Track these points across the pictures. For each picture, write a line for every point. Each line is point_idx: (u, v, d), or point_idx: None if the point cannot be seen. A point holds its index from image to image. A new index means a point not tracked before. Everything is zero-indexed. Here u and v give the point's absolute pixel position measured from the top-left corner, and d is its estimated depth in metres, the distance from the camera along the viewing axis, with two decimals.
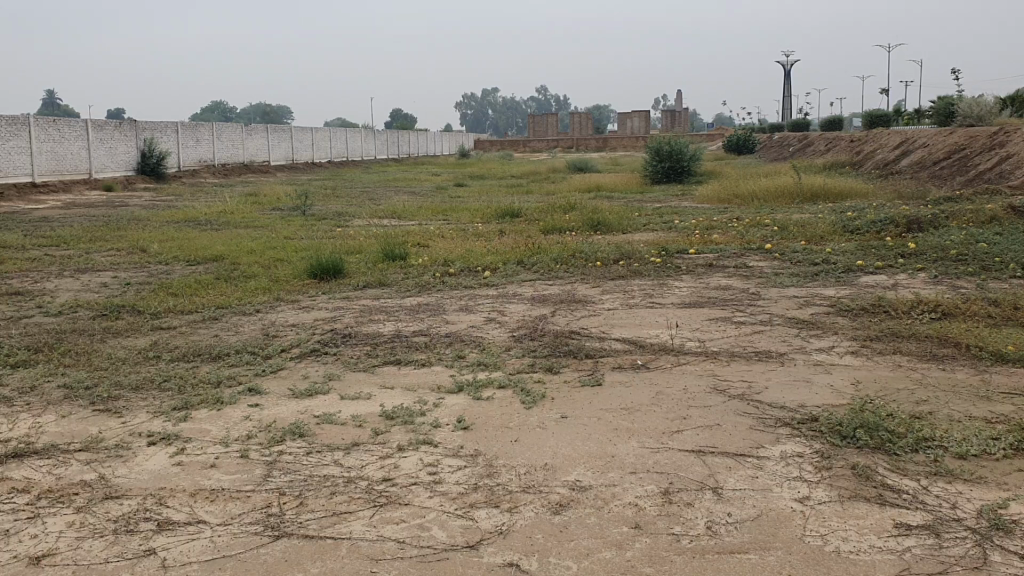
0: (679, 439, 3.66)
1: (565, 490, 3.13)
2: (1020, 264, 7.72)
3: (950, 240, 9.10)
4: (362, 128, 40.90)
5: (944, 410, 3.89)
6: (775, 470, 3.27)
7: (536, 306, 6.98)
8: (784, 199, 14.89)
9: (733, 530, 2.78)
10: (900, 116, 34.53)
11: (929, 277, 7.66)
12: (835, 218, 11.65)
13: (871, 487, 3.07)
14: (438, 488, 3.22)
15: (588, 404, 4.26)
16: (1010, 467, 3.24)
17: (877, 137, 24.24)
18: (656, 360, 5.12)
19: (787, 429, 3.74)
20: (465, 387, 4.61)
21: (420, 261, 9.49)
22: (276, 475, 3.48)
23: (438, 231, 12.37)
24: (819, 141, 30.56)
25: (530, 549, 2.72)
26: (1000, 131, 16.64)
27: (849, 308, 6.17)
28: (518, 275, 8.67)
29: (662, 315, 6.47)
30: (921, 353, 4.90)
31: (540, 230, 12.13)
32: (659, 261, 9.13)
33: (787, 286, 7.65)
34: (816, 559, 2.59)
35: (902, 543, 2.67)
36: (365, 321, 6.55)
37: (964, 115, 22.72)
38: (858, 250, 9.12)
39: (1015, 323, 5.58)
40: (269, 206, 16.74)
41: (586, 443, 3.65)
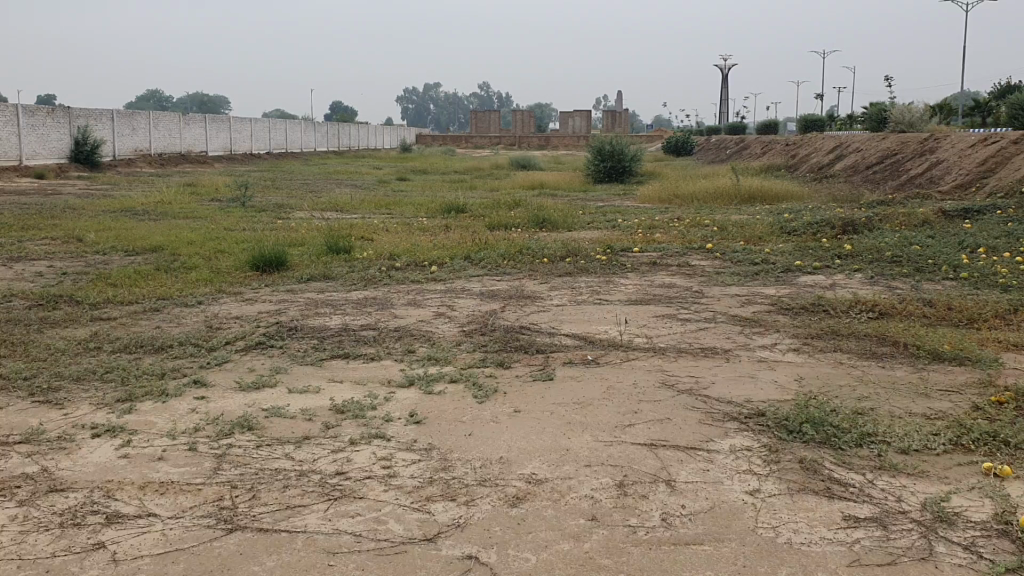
0: (632, 433, 3.71)
1: (521, 483, 3.14)
2: (952, 266, 7.96)
3: (884, 242, 9.35)
4: (302, 120, 40.47)
5: (885, 407, 4.00)
6: (725, 463, 3.33)
7: (485, 301, 6.99)
8: (723, 199, 15.15)
9: (687, 522, 2.83)
10: (834, 120, 35.34)
11: (865, 277, 7.86)
12: (774, 219, 11.87)
13: (819, 480, 3.14)
14: (393, 482, 3.21)
15: (540, 398, 4.29)
16: (950, 461, 3.34)
17: (813, 141, 24.78)
18: (606, 355, 5.17)
19: (735, 424, 3.80)
20: (416, 381, 4.61)
21: (364, 255, 9.43)
22: (226, 468, 3.43)
23: (381, 224, 12.29)
24: (756, 144, 31.14)
25: (489, 541, 2.73)
26: (932, 139, 17.17)
27: (791, 308, 6.30)
28: (464, 270, 8.68)
29: (610, 311, 6.53)
30: (861, 351, 5.02)
31: (485, 226, 12.15)
32: (604, 258, 9.21)
33: (729, 284, 7.77)
34: (770, 551, 2.64)
35: (852, 535, 2.73)
36: (311, 314, 6.49)
37: (895, 121, 23.34)
38: (796, 251, 9.32)
39: (949, 323, 5.75)
40: (207, 197, 16.46)
41: (540, 437, 3.66)
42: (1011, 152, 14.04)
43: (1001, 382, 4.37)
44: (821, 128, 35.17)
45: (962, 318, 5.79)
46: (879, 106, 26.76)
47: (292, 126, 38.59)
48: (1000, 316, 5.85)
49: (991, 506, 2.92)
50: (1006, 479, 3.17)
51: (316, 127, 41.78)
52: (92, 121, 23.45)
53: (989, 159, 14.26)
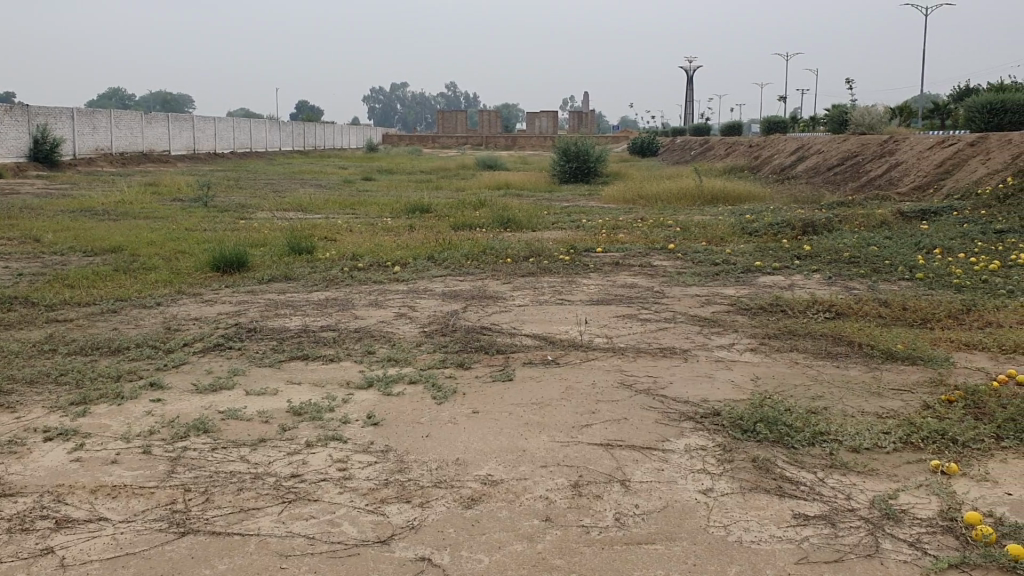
0: (589, 433, 3.73)
1: (476, 484, 3.15)
2: (908, 267, 8.09)
3: (843, 242, 9.48)
4: (267, 120, 40.21)
5: (838, 406, 4.05)
6: (679, 462, 3.36)
7: (448, 301, 6.99)
8: (686, 199, 15.28)
9: (640, 521, 2.85)
10: (797, 122, 35.78)
11: (823, 277, 7.96)
12: (736, 220, 11.99)
13: (770, 479, 3.18)
14: (348, 484, 3.20)
15: (500, 399, 4.29)
16: (900, 460, 3.40)
17: (775, 142, 25.03)
18: (566, 355, 5.19)
19: (691, 423, 3.85)
20: (375, 382, 4.59)
21: (326, 255, 9.40)
22: (181, 471, 3.40)
23: (345, 225, 12.22)
24: (720, 145, 31.41)
25: (442, 543, 2.73)
26: (891, 141, 17.46)
27: (749, 308, 6.36)
28: (428, 270, 8.68)
29: (571, 311, 6.56)
30: (817, 351, 5.09)
31: (450, 226, 12.15)
32: (567, 259, 9.25)
33: (690, 284, 7.84)
34: (719, 550, 2.67)
35: (801, 533, 2.77)
36: (270, 315, 6.45)
37: (856, 124, 23.63)
38: (756, 252, 9.42)
39: (903, 323, 5.84)
40: (169, 196, 16.33)
41: (497, 438, 3.67)
42: (967, 155, 14.28)
43: (951, 381, 4.45)
44: (784, 129, 35.57)
45: (916, 318, 5.88)
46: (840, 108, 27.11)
47: (256, 125, 38.31)
48: (953, 316, 5.96)
49: (938, 503, 2.98)
50: (952, 476, 3.23)
51: (281, 126, 41.50)
52: (52, 120, 23.14)
53: (946, 161, 14.50)
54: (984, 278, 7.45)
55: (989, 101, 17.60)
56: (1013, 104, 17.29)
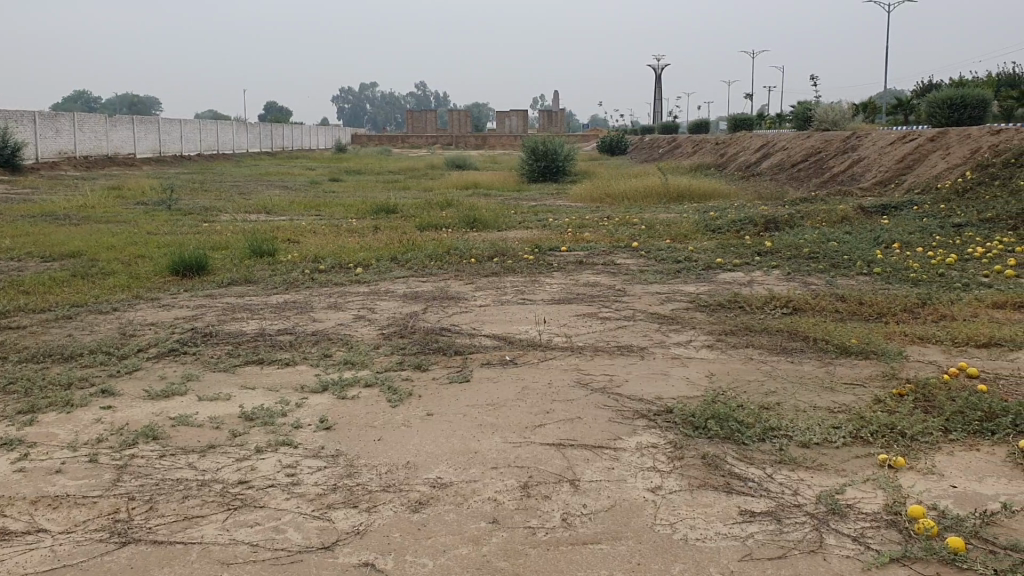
0: (541, 433, 3.72)
1: (425, 488, 3.13)
2: (867, 262, 8.16)
3: (804, 238, 9.54)
4: (234, 121, 39.89)
5: (790, 401, 4.07)
6: (630, 461, 3.36)
7: (408, 302, 6.96)
8: (652, 197, 15.30)
9: (587, 521, 2.84)
10: (763, 120, 36.05)
11: (782, 273, 8.00)
12: (700, 218, 12.03)
13: (719, 475, 3.19)
14: (295, 490, 3.17)
15: (454, 401, 4.27)
16: (849, 454, 3.42)
17: (741, 140, 25.18)
18: (524, 355, 5.18)
19: (644, 421, 3.84)
20: (329, 386, 4.54)
21: (289, 257, 9.32)
22: (126, 479, 3.35)
23: (309, 227, 12.13)
24: (687, 143, 31.57)
25: (387, 548, 2.71)
26: (854, 137, 17.62)
27: (708, 305, 6.39)
28: (391, 271, 8.64)
29: (531, 310, 6.54)
30: (772, 347, 5.11)
31: (416, 226, 12.10)
32: (531, 258, 9.25)
33: (651, 282, 7.87)
34: (664, 548, 2.66)
35: (746, 530, 2.77)
36: (227, 319, 6.38)
37: (819, 121, 23.83)
38: (718, 249, 9.45)
39: (859, 318, 5.88)
40: (133, 199, 16.14)
41: (449, 440, 3.65)
42: (927, 150, 14.44)
43: (902, 374, 4.48)
44: (751, 127, 35.84)
45: (872, 313, 5.92)
46: (805, 105, 27.32)
47: (223, 126, 37.97)
48: (908, 310, 6.01)
49: (883, 497, 3.00)
50: (900, 470, 3.25)
51: (248, 127, 41.13)
52: (13, 124, 22.81)
53: (906, 157, 14.65)
54: (940, 272, 7.52)
55: (948, 97, 17.83)
56: (971, 99, 17.52)
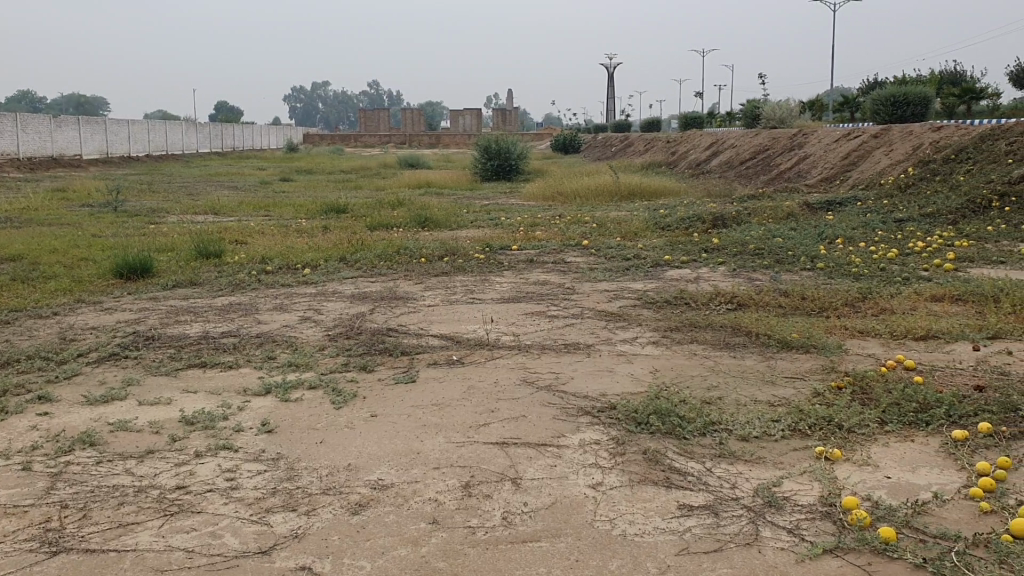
0: (485, 432, 3.71)
1: (365, 489, 3.11)
2: (811, 257, 8.28)
3: (750, 235, 9.65)
4: (183, 121, 39.29)
5: (732, 396, 4.11)
6: (573, 458, 3.37)
7: (356, 303, 6.91)
8: (603, 196, 15.36)
9: (527, 519, 2.85)
10: (713, 119, 36.43)
11: (728, 270, 8.09)
12: (649, 216, 12.11)
13: (659, 471, 3.21)
14: (234, 494, 3.12)
15: (399, 401, 4.25)
16: (787, 447, 3.47)
17: (691, 138, 25.41)
18: (471, 355, 5.17)
19: (588, 418, 3.86)
20: (272, 389, 4.49)
21: (236, 259, 9.20)
22: (60, 487, 3.28)
23: (258, 227, 11.98)
24: (639, 142, 31.78)
25: (325, 551, 2.68)
26: (800, 134, 17.88)
27: (654, 302, 6.44)
28: (340, 271, 8.57)
29: (479, 310, 6.53)
30: (716, 342, 5.17)
31: (367, 226, 12.01)
32: (482, 257, 9.24)
33: (600, 280, 7.90)
34: (603, 544, 2.67)
35: (684, 524, 2.80)
36: (171, 323, 6.28)
37: (767, 118, 24.14)
38: (666, 246, 9.51)
39: (802, 313, 5.96)
40: (77, 201, 15.81)
41: (392, 441, 3.63)
42: (871, 147, 14.69)
43: (842, 367, 4.56)
44: (701, 125, 36.19)
45: (814, 307, 6.01)
46: (754, 104, 27.66)
47: (171, 126, 37.37)
48: (850, 304, 6.11)
49: (819, 489, 3.05)
50: (836, 462, 3.31)
51: (198, 128, 40.56)
52: None
53: (851, 153, 14.90)
54: (881, 267, 7.65)
55: (891, 95, 18.15)
56: (914, 96, 17.90)
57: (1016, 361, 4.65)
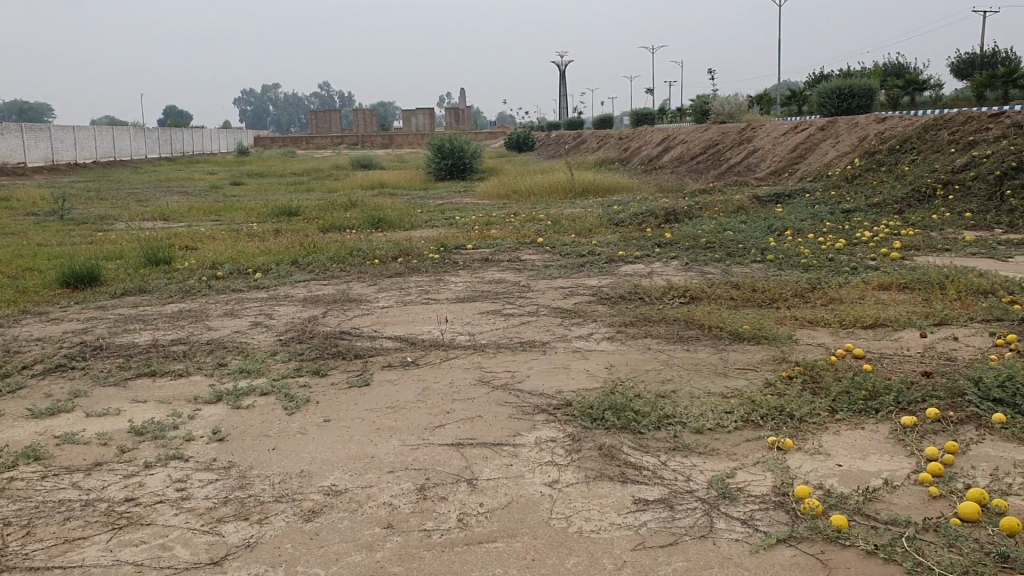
0: (440, 434, 3.68)
1: (319, 496, 3.07)
2: (761, 249, 8.36)
3: (703, 228, 9.73)
4: (131, 126, 38.62)
5: (685, 388, 4.14)
6: (528, 456, 3.36)
7: (308, 306, 6.84)
8: (559, 193, 15.40)
9: (483, 520, 2.83)
10: (664, 115, 36.71)
11: (681, 264, 8.14)
12: (604, 212, 12.16)
13: (615, 466, 3.21)
14: (185, 505, 3.07)
15: (352, 405, 4.21)
16: (740, 438, 3.49)
17: (643, 134, 25.57)
18: (426, 356, 5.14)
19: (544, 415, 3.85)
20: (224, 396, 4.42)
21: (186, 265, 9.05)
22: (4, 504, 3.19)
23: (208, 233, 11.79)
24: (593, 138, 31.89)
25: (278, 559, 2.65)
26: (750, 128, 18.08)
27: (609, 297, 6.46)
28: (292, 275, 8.48)
29: (434, 310, 6.50)
30: (670, 336, 5.19)
31: (320, 228, 11.89)
32: (436, 257, 9.19)
33: (556, 277, 7.90)
34: (559, 542, 2.67)
35: (640, 518, 2.80)
36: (119, 332, 6.15)
37: (716, 113, 24.36)
38: (620, 242, 9.54)
39: (753, 304, 6.01)
40: (21, 211, 15.44)
41: (346, 446, 3.59)
42: (818, 139, 14.89)
43: (792, 357, 4.61)
44: (652, 120, 36.44)
45: (765, 299, 6.07)
46: (703, 100, 27.90)
47: (119, 132, 36.71)
48: (799, 295, 6.17)
49: (772, 479, 3.08)
50: (788, 451, 3.34)
51: (146, 133, 39.90)
52: None
53: (798, 146, 15.09)
54: (830, 257, 7.75)
55: (837, 87, 18.40)
56: (859, 89, 18.20)
57: (962, 346, 4.73)
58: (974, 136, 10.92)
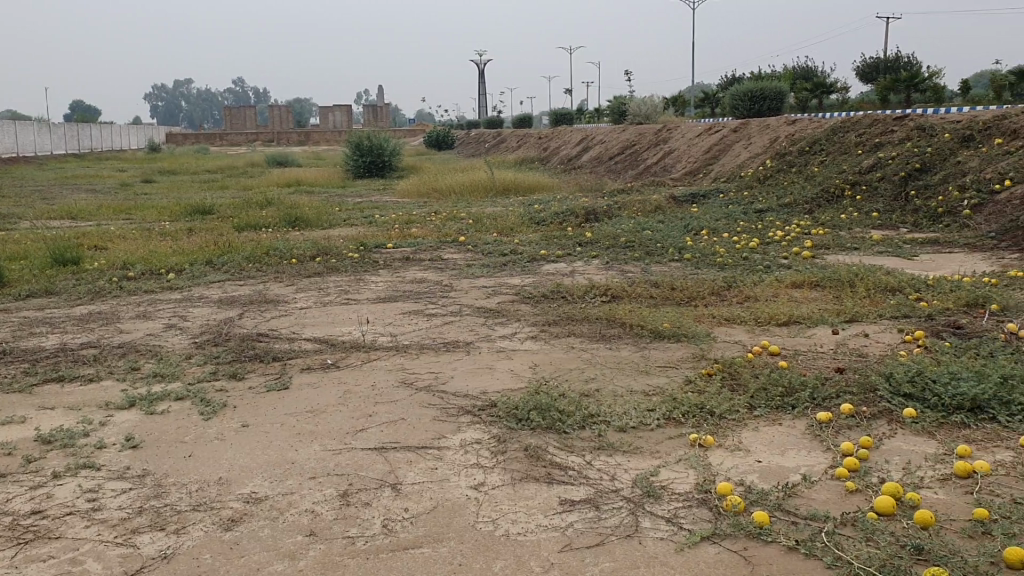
0: (363, 438, 3.63)
1: (238, 504, 2.98)
2: (679, 248, 8.49)
3: (622, 228, 9.83)
4: (34, 121, 37.20)
5: (609, 387, 4.16)
6: (453, 459, 3.33)
7: (224, 308, 6.67)
8: (479, 191, 15.38)
9: (408, 525, 2.79)
10: (582, 115, 37.01)
11: (602, 263, 8.20)
12: (525, 211, 12.18)
13: (540, 467, 3.21)
14: (96, 516, 2.95)
15: (271, 409, 4.11)
16: (662, 436, 3.53)
17: (563, 133, 25.72)
18: (347, 358, 5.06)
19: (468, 417, 3.83)
20: (137, 402, 4.28)
21: (94, 265, 8.75)
22: None
23: (118, 232, 11.42)
24: (512, 138, 31.96)
25: (196, 571, 2.57)
26: (666, 130, 18.34)
27: (531, 296, 6.46)
28: (206, 275, 8.27)
29: (354, 311, 6.41)
30: (592, 335, 5.22)
31: (235, 227, 11.62)
32: (356, 256, 9.07)
33: (478, 276, 7.88)
34: (486, 546, 2.65)
35: (566, 519, 2.80)
36: (23, 335, 5.90)
37: (632, 114, 24.67)
38: (541, 241, 9.57)
39: (672, 303, 6.09)
40: None
41: (266, 451, 3.51)
42: (732, 141, 15.19)
43: (711, 355, 4.68)
44: (571, 120, 36.70)
45: (683, 297, 6.16)
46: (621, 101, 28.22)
47: (21, 127, 35.32)
48: (716, 293, 6.28)
49: (694, 476, 3.11)
50: (710, 448, 3.39)
51: (51, 128, 38.49)
52: None
53: (713, 147, 15.37)
54: (745, 256, 7.91)
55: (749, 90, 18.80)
56: (770, 92, 18.63)
57: (872, 343, 4.87)
58: (879, 139, 11.27)
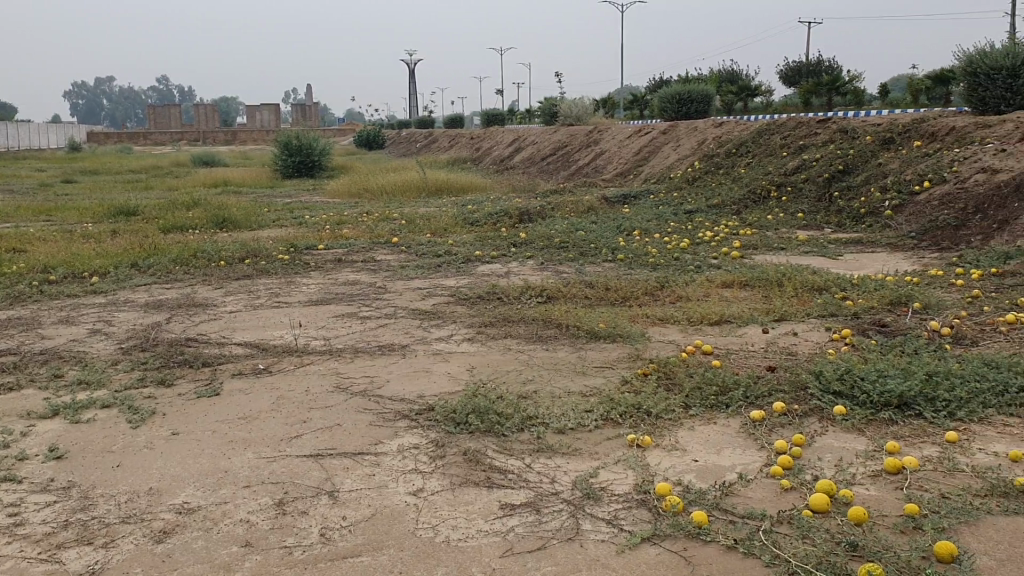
0: (297, 444, 3.56)
1: (170, 515, 2.90)
2: (612, 249, 8.55)
3: (555, 228, 9.86)
4: None
5: (546, 389, 4.16)
6: (391, 465, 3.29)
7: (151, 312, 6.50)
8: (411, 192, 15.29)
9: (347, 533, 2.75)
10: (514, 116, 37.08)
11: (536, 263, 8.21)
12: (458, 211, 12.15)
13: (480, 471, 3.19)
14: (19, 532, 2.84)
15: (202, 416, 4.01)
16: (601, 437, 3.54)
17: (494, 134, 25.72)
18: (279, 362, 4.97)
19: (406, 421, 3.79)
20: (61, 410, 4.13)
21: (12, 268, 8.45)
22: None
23: (38, 234, 11.06)
24: (444, 138, 31.86)
25: None
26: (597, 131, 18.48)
27: (466, 297, 6.44)
28: (132, 278, 8.06)
29: (285, 314, 6.30)
30: (528, 336, 5.22)
31: (161, 228, 11.35)
32: (287, 258, 8.93)
33: (412, 277, 7.82)
34: (427, 553, 2.62)
35: (507, 524, 2.79)
36: None
37: (563, 115, 24.80)
38: (475, 242, 9.55)
39: (607, 303, 6.13)
40: None
41: (198, 460, 3.42)
42: (662, 142, 15.37)
43: (646, 355, 4.71)
44: (502, 121, 36.75)
45: (617, 297, 6.20)
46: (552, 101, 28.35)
47: None
48: (649, 293, 6.34)
49: (633, 477, 3.13)
50: (648, 449, 3.40)
51: None
52: None
53: (643, 148, 15.54)
54: (676, 256, 8.01)
55: (677, 92, 19.05)
56: (697, 94, 18.90)
57: (801, 342, 4.96)
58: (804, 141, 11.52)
